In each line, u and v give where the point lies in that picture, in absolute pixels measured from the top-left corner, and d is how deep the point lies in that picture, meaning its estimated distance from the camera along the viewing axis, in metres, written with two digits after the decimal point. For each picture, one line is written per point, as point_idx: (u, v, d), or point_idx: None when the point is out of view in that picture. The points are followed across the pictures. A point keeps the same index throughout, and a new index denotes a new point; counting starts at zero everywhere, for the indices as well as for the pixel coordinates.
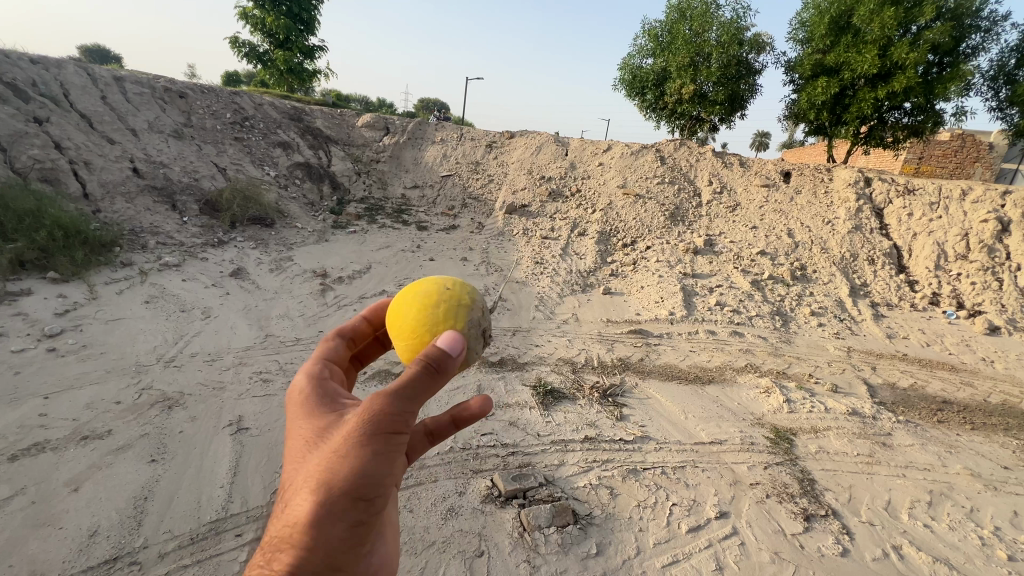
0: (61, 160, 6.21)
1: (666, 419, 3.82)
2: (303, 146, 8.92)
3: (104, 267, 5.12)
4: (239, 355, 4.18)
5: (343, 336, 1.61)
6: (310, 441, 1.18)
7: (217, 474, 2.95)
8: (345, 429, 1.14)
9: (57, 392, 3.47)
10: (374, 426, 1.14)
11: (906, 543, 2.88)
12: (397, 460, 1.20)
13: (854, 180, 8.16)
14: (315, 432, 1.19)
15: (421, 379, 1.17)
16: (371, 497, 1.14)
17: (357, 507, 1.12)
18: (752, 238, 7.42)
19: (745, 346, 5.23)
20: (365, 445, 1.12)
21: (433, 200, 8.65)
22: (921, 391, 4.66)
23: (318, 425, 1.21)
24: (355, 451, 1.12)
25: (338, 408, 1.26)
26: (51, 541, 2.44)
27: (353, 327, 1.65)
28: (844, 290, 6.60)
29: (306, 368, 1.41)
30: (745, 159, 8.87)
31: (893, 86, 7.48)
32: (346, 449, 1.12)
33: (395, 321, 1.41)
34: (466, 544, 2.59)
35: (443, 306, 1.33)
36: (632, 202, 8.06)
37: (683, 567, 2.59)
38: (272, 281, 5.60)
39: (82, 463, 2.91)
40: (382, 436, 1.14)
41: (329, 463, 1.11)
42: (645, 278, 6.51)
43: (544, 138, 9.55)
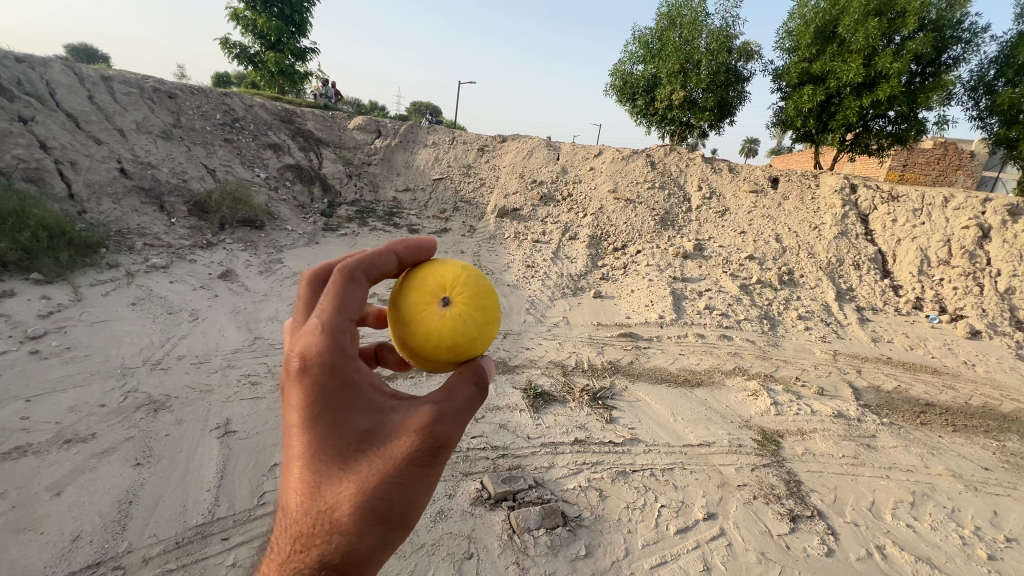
0: (47, 160, 6.14)
1: (655, 421, 3.85)
2: (294, 148, 8.87)
3: (89, 269, 5.06)
4: (227, 358, 4.14)
5: (369, 274, 1.34)
6: (355, 450, 1.21)
7: (203, 478, 2.92)
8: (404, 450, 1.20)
9: (39, 394, 3.42)
10: (434, 451, 1.23)
11: (889, 543, 2.92)
12: None
13: (840, 187, 8.30)
14: (361, 442, 1.21)
15: (474, 403, 1.33)
16: (414, 516, 1.26)
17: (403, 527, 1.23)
18: (741, 242, 7.51)
19: (733, 349, 5.29)
20: (423, 470, 1.22)
21: (425, 203, 8.65)
22: (905, 394, 4.75)
23: (361, 433, 1.22)
24: (415, 475, 1.21)
25: (377, 415, 1.26)
26: (32, 546, 2.40)
27: (382, 263, 1.38)
28: (830, 294, 6.70)
29: (327, 339, 1.24)
30: (734, 165, 8.99)
31: (877, 95, 7.64)
32: (406, 471, 1.20)
33: (486, 301, 1.44)
34: (456, 546, 2.59)
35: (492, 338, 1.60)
36: (623, 206, 8.13)
37: (671, 568, 2.62)
38: (262, 283, 5.56)
39: (65, 467, 2.87)
40: (438, 461, 1.25)
41: (390, 484, 1.18)
42: (635, 282, 6.56)
43: (535, 142, 9.60)
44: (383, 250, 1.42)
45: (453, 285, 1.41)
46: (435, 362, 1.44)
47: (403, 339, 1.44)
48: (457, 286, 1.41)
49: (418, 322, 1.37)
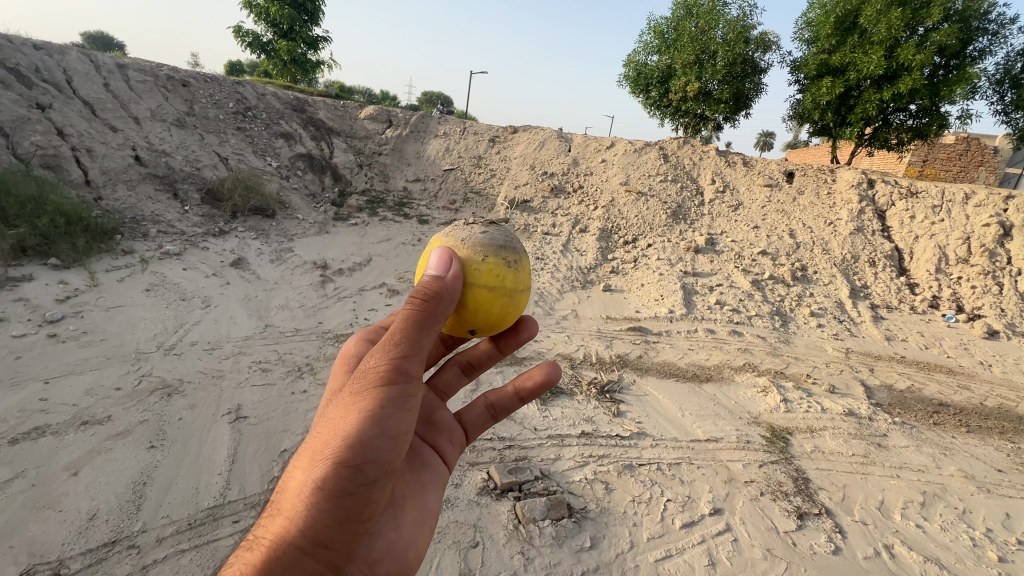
0: (64, 147, 6.24)
1: (663, 416, 3.84)
2: (305, 137, 8.90)
3: (105, 254, 5.14)
4: (239, 345, 4.20)
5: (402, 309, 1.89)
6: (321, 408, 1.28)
7: (215, 461, 2.97)
8: (344, 390, 1.20)
9: (57, 377, 3.50)
10: (362, 384, 1.17)
11: (898, 542, 2.90)
12: (396, 430, 1.18)
13: (857, 182, 8.16)
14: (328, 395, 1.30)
15: (415, 324, 1.25)
16: (359, 463, 1.12)
17: (343, 473, 1.10)
18: (754, 237, 7.42)
19: (744, 345, 5.24)
20: (352, 405, 1.15)
21: (435, 193, 8.65)
22: (918, 393, 4.68)
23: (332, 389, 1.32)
24: (343, 410, 1.15)
25: None
26: (51, 524, 2.47)
27: None
28: (844, 291, 6.60)
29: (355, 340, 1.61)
30: (748, 158, 8.88)
31: (898, 88, 7.44)
32: (338, 408, 1.18)
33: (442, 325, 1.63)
34: (462, 535, 2.62)
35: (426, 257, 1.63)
36: (635, 199, 8.05)
37: (675, 562, 2.62)
38: (273, 271, 5.61)
39: (82, 448, 2.94)
40: (374, 393, 1.16)
41: (321, 425, 1.17)
42: (645, 275, 6.51)
43: (547, 133, 9.53)
44: None
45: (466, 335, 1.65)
46: (482, 280, 1.45)
47: (515, 288, 1.50)
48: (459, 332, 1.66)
49: (496, 319, 1.51)
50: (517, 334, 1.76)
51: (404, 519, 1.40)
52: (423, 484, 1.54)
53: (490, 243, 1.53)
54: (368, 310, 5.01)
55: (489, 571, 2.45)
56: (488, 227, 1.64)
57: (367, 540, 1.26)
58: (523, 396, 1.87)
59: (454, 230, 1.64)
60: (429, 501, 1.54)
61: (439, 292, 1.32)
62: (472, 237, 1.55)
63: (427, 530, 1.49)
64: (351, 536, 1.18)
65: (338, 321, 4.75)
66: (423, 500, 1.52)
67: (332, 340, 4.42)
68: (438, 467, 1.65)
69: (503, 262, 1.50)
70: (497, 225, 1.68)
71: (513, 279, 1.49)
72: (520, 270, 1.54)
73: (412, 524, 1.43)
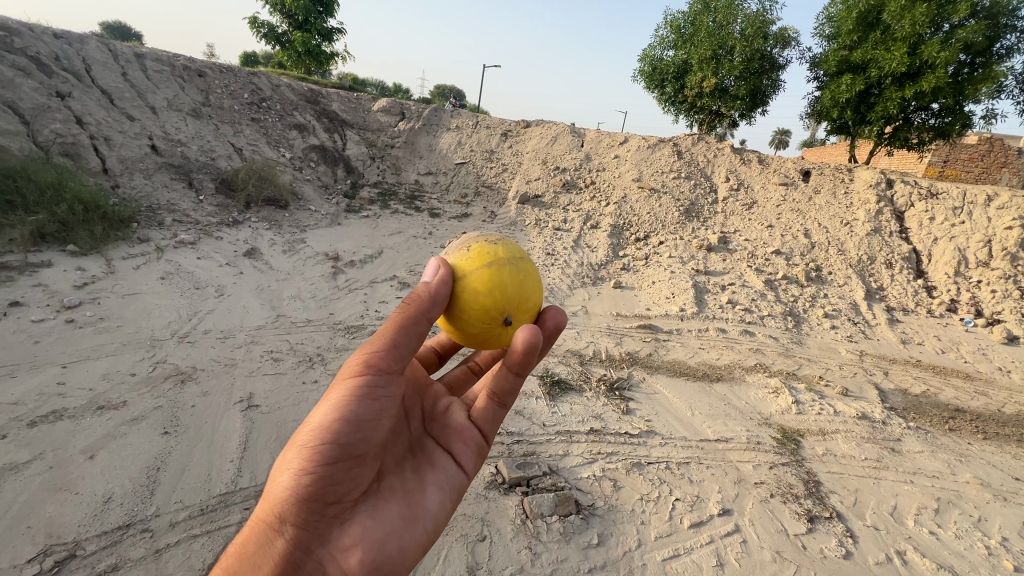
0: (82, 135, 6.32)
1: (673, 415, 3.81)
2: (319, 129, 8.93)
3: (121, 242, 5.21)
4: (251, 334, 4.24)
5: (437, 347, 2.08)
6: None
7: (227, 449, 3.00)
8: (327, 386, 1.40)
9: (74, 361, 3.57)
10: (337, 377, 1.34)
11: (910, 549, 2.86)
12: (358, 418, 1.31)
13: (876, 181, 8.00)
14: None
15: (392, 326, 1.37)
16: (320, 446, 1.27)
17: (306, 455, 1.27)
18: (768, 236, 7.32)
19: (755, 345, 5.18)
20: (324, 395, 1.33)
21: (446, 187, 8.64)
22: (934, 398, 4.59)
23: None
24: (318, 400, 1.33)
25: None
26: (68, 505, 2.52)
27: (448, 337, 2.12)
28: (859, 293, 6.49)
29: None
30: (764, 156, 8.75)
31: (921, 86, 7.26)
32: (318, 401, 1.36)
33: (479, 336, 1.54)
34: (469, 528, 2.63)
35: None
36: (647, 195, 7.97)
37: (683, 561, 2.61)
38: (285, 262, 5.65)
39: (98, 432, 2.99)
40: (341, 386, 1.31)
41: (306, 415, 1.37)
42: (656, 273, 6.46)
43: (560, 128, 9.46)
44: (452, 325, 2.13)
45: (505, 334, 1.55)
46: (477, 261, 1.51)
47: (511, 255, 1.56)
48: (499, 335, 1.55)
49: (513, 289, 1.50)
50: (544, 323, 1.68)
51: (389, 510, 1.43)
52: (423, 483, 1.54)
53: (469, 239, 1.63)
54: (379, 302, 5.03)
55: (497, 565, 2.46)
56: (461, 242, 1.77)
57: (343, 526, 1.34)
58: (517, 369, 1.56)
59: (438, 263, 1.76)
60: (428, 501, 1.52)
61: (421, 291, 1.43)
62: (451, 247, 1.67)
63: (420, 530, 1.47)
64: (319, 517, 1.29)
65: (349, 313, 4.78)
66: (420, 499, 1.51)
67: (343, 332, 4.45)
68: (448, 469, 1.62)
69: (487, 243, 1.59)
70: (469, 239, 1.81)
71: (504, 250, 1.57)
72: (506, 244, 1.62)
73: (402, 523, 1.44)
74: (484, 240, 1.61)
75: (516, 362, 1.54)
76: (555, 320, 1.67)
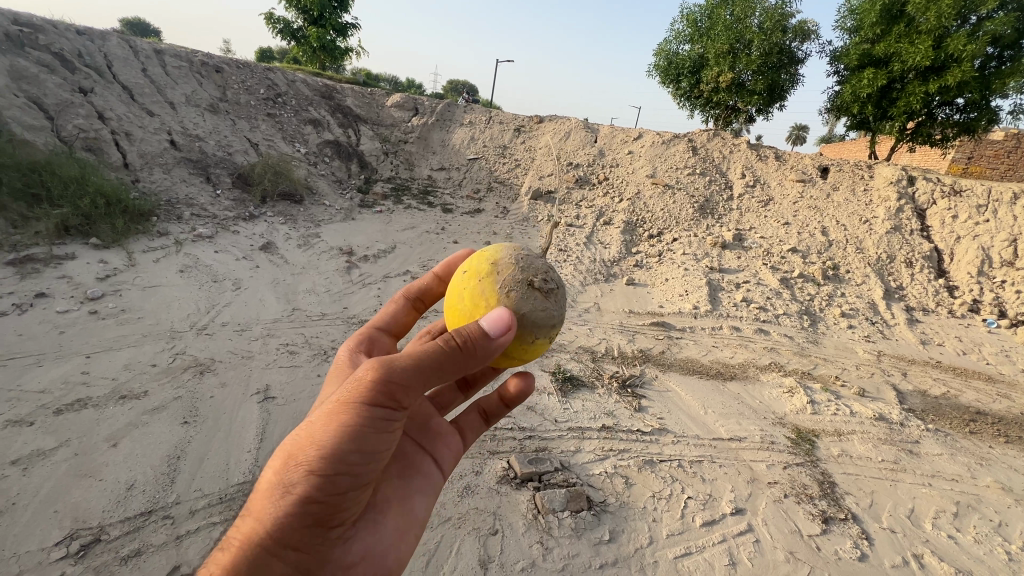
0: (104, 131, 6.44)
1: (685, 413, 3.79)
2: (333, 124, 9.00)
3: (142, 236, 5.32)
4: (267, 327, 4.30)
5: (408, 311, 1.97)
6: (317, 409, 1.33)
7: (244, 439, 3.06)
8: (329, 401, 1.23)
9: (97, 352, 3.65)
10: (350, 401, 1.19)
11: (928, 552, 2.81)
12: (375, 443, 1.22)
13: (897, 178, 7.83)
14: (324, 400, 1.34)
15: (428, 360, 1.22)
16: (334, 474, 1.17)
17: (318, 482, 1.15)
18: (784, 234, 7.22)
19: (770, 344, 5.12)
20: (336, 419, 1.17)
21: (459, 182, 8.67)
22: (954, 400, 4.50)
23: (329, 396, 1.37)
24: (326, 421, 1.18)
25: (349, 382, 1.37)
26: (93, 491, 2.60)
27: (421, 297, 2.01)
28: (878, 292, 6.37)
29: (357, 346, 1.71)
30: (781, 152, 8.61)
31: (945, 81, 7.07)
32: (321, 419, 1.20)
33: None
34: (482, 522, 2.65)
35: (467, 293, 1.48)
36: (661, 191, 7.91)
37: (695, 559, 2.60)
38: (300, 256, 5.72)
39: (121, 421, 3.06)
40: (359, 412, 1.18)
41: (302, 430, 1.21)
42: (670, 270, 6.40)
43: (573, 123, 9.41)
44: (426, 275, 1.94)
45: None
46: (525, 354, 1.52)
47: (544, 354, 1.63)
48: None
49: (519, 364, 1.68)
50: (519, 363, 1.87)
51: (385, 523, 1.41)
52: (410, 489, 1.55)
53: (544, 319, 1.46)
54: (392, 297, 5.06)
55: (509, 559, 2.48)
56: (547, 289, 1.50)
57: (343, 544, 1.27)
58: (508, 401, 1.91)
59: (511, 281, 1.46)
60: (416, 508, 1.54)
61: (475, 346, 1.29)
62: (534, 308, 1.44)
63: (412, 536, 1.49)
64: (322, 540, 1.21)
65: (363, 307, 4.82)
66: (407, 507, 1.51)
67: (357, 325, 4.49)
68: (429, 473, 1.65)
69: (548, 338, 1.53)
70: (554, 286, 1.54)
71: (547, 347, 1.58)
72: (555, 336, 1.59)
73: (394, 531, 1.44)
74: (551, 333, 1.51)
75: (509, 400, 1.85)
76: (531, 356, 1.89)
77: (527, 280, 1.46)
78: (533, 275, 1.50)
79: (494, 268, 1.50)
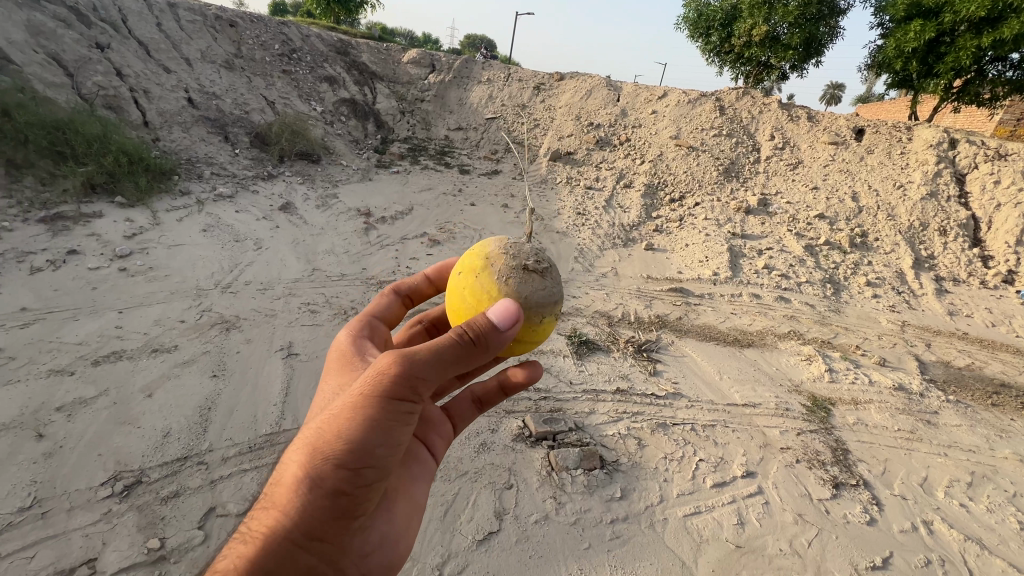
0: (123, 88, 6.42)
1: (700, 378, 3.81)
2: (349, 82, 8.83)
3: (165, 194, 5.39)
4: (289, 287, 4.39)
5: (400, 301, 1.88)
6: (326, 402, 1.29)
7: (270, 393, 3.19)
8: (347, 395, 1.19)
9: (129, 307, 3.79)
10: (372, 394, 1.16)
11: (938, 519, 2.84)
12: (396, 436, 1.20)
13: (937, 141, 7.41)
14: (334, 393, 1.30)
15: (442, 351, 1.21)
16: (359, 467, 1.14)
17: (343, 474, 1.14)
18: (812, 199, 6.97)
19: (790, 312, 5.04)
20: (359, 414, 1.14)
21: (477, 143, 8.51)
22: (978, 372, 4.41)
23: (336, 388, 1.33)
24: (348, 413, 1.14)
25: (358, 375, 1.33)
26: (132, 437, 2.76)
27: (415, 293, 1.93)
28: (907, 261, 6.16)
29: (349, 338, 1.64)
30: (814, 113, 8.19)
31: (1000, 33, 6.53)
32: (341, 413, 1.16)
33: None
34: (497, 477, 2.74)
35: (468, 290, 1.48)
36: (684, 153, 7.65)
37: (704, 518, 2.67)
38: (319, 216, 5.75)
39: (154, 372, 3.21)
40: (382, 405, 1.16)
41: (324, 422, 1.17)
42: (690, 235, 6.28)
43: (595, 81, 9.05)
44: (417, 275, 1.88)
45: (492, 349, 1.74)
46: (535, 336, 1.50)
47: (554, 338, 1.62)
48: None
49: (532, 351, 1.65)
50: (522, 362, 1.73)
51: (396, 511, 1.40)
52: (412, 477, 1.52)
53: (543, 298, 1.46)
54: (410, 259, 5.08)
55: (523, 512, 2.58)
56: (542, 271, 1.51)
57: (362, 533, 1.27)
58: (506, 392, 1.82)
59: (508, 269, 1.47)
60: (420, 494, 1.54)
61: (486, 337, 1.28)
62: (534, 289, 1.45)
63: (418, 522, 1.49)
64: (344, 531, 1.20)
65: (381, 268, 4.86)
66: (412, 494, 1.49)
67: (375, 286, 4.55)
68: (423, 459, 1.61)
69: (554, 316, 1.52)
70: (547, 265, 1.56)
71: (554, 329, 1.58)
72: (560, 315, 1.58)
73: (403, 518, 1.43)
74: (555, 309, 1.51)
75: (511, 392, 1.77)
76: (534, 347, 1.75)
77: (522, 265, 1.47)
78: (526, 259, 1.51)
79: (488, 260, 1.50)
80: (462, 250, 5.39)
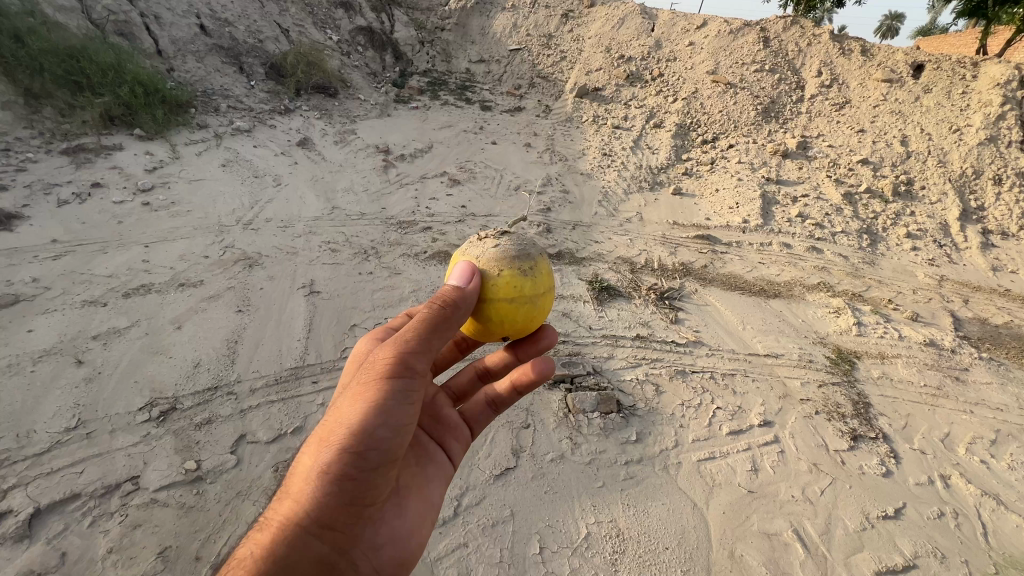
0: (133, 13, 6.16)
1: (723, 327, 3.75)
2: (365, 9, 8.33)
3: (182, 128, 5.30)
4: (309, 225, 4.37)
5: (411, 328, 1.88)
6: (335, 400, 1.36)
7: (294, 328, 3.25)
8: (350, 386, 1.25)
9: (155, 242, 3.84)
10: (371, 377, 1.22)
11: (956, 474, 2.82)
12: (398, 420, 1.22)
13: (1006, 79, 6.68)
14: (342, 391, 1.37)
15: (426, 326, 1.27)
16: (362, 449, 1.16)
17: (347, 458, 1.15)
18: (856, 143, 6.50)
19: (822, 263, 4.84)
20: (359, 397, 1.19)
21: (499, 77, 8.06)
22: (1016, 330, 4.23)
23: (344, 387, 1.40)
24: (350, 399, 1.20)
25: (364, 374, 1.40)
26: (165, 367, 2.87)
27: None
28: (953, 212, 5.78)
29: None
30: (869, 46, 7.45)
31: None
32: (346, 401, 1.22)
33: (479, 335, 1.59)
34: (514, 416, 2.80)
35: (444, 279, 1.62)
36: (721, 90, 7.11)
37: (718, 463, 2.71)
38: (337, 153, 5.62)
39: (182, 306, 3.30)
40: (380, 387, 1.20)
41: (330, 414, 1.23)
42: (721, 180, 5.97)
43: (629, 7, 8.34)
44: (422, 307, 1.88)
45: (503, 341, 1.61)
46: (505, 291, 1.41)
47: (536, 292, 1.45)
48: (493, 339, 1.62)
49: (525, 320, 1.48)
50: (537, 341, 1.75)
51: (409, 507, 1.40)
52: (426, 477, 1.53)
53: (502, 254, 1.47)
54: (429, 199, 4.98)
55: (539, 450, 2.65)
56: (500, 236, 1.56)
57: (373, 524, 1.27)
58: (523, 389, 1.78)
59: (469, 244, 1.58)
60: (436, 494, 1.53)
61: (458, 305, 1.34)
62: (488, 249, 1.50)
63: (432, 520, 1.47)
64: (354, 518, 1.20)
65: (400, 208, 4.78)
66: (427, 494, 1.49)
67: (394, 227, 4.49)
68: (439, 461, 1.62)
69: (519, 270, 1.44)
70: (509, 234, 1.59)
71: (531, 285, 1.44)
72: (537, 272, 1.48)
73: (417, 515, 1.42)
74: (518, 262, 1.46)
75: (527, 385, 1.74)
76: (549, 338, 1.74)
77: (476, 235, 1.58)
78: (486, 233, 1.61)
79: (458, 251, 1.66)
80: (482, 191, 5.25)
